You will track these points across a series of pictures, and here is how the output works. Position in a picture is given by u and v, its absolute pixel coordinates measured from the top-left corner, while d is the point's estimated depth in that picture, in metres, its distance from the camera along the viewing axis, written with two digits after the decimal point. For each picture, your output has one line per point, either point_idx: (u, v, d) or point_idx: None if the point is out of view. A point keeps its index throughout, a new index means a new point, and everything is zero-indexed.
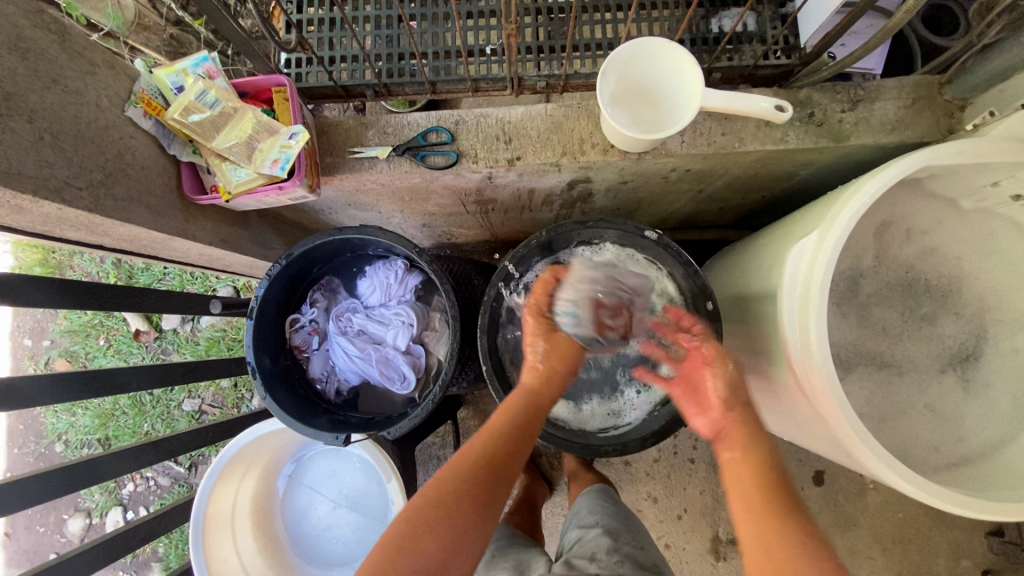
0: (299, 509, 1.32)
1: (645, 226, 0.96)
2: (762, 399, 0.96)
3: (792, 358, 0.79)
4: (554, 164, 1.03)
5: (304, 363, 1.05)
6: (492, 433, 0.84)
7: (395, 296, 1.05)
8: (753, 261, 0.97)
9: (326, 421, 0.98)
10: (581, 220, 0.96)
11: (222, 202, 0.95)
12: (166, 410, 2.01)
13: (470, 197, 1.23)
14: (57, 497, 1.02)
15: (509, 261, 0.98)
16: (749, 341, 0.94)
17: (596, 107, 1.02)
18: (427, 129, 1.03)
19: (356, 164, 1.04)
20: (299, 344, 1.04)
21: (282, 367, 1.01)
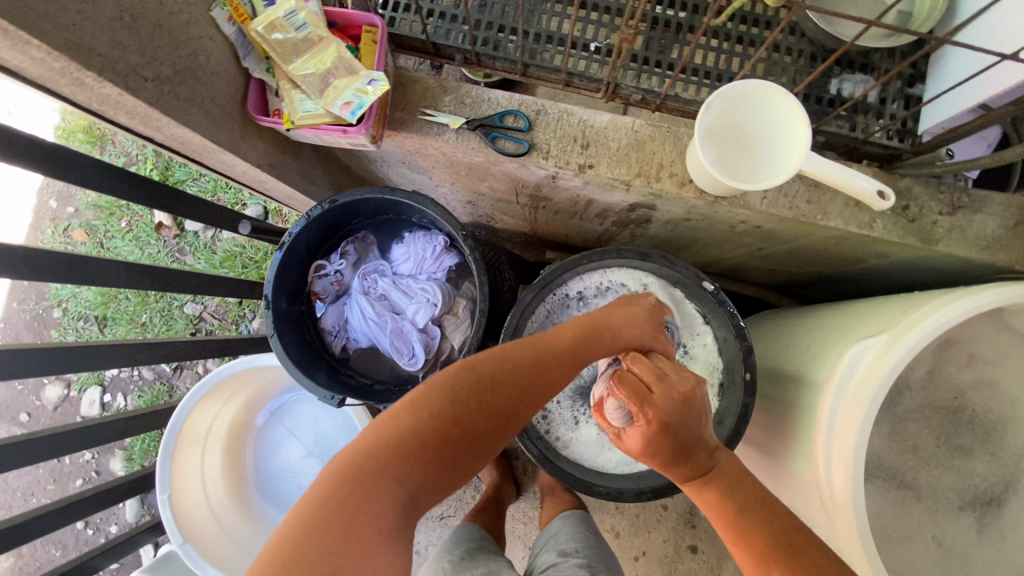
0: (272, 445, 1.31)
1: (706, 277, 0.91)
2: (770, 481, 0.92)
3: (819, 457, 0.74)
4: (624, 182, 0.98)
5: (317, 312, 1.01)
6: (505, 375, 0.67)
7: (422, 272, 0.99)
8: (801, 342, 0.92)
9: (324, 377, 0.95)
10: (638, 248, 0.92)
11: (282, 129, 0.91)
12: (167, 308, 2.01)
13: (526, 189, 1.17)
14: (44, 374, 1.00)
15: (556, 267, 0.95)
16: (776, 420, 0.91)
17: (685, 137, 0.97)
18: (506, 111, 0.98)
19: (425, 126, 0.99)
20: (318, 291, 1.00)
21: (297, 311, 0.98)
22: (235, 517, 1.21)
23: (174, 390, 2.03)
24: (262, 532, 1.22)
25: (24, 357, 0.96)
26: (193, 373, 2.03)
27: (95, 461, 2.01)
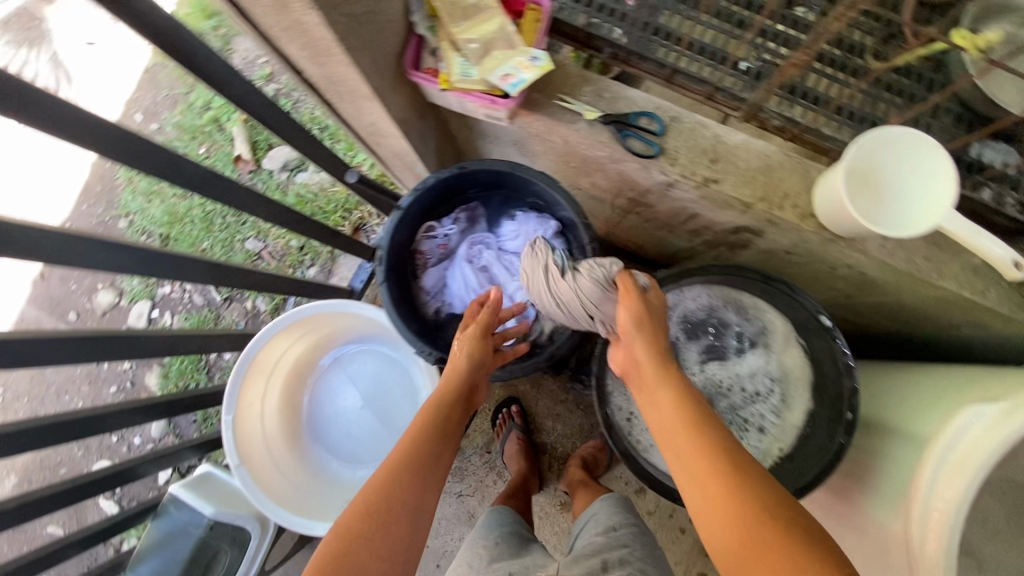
0: (330, 391, 1.33)
1: (824, 311, 0.87)
2: (841, 527, 0.92)
3: (914, 512, 0.74)
4: (744, 204, 0.98)
5: (420, 270, 1.04)
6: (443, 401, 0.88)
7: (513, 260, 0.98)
8: (900, 401, 0.92)
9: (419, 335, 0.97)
10: (760, 269, 0.89)
11: (429, 87, 0.92)
12: (230, 239, 2.05)
13: (631, 193, 1.19)
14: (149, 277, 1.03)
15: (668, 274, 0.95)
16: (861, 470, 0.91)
17: (814, 171, 0.97)
18: (642, 112, 0.99)
19: (560, 112, 1.00)
20: (425, 250, 1.03)
21: (401, 266, 1.00)
22: (286, 452, 1.23)
23: (219, 319, 2.06)
24: (308, 472, 1.24)
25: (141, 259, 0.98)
26: (240, 306, 2.07)
27: (132, 372, 2.06)
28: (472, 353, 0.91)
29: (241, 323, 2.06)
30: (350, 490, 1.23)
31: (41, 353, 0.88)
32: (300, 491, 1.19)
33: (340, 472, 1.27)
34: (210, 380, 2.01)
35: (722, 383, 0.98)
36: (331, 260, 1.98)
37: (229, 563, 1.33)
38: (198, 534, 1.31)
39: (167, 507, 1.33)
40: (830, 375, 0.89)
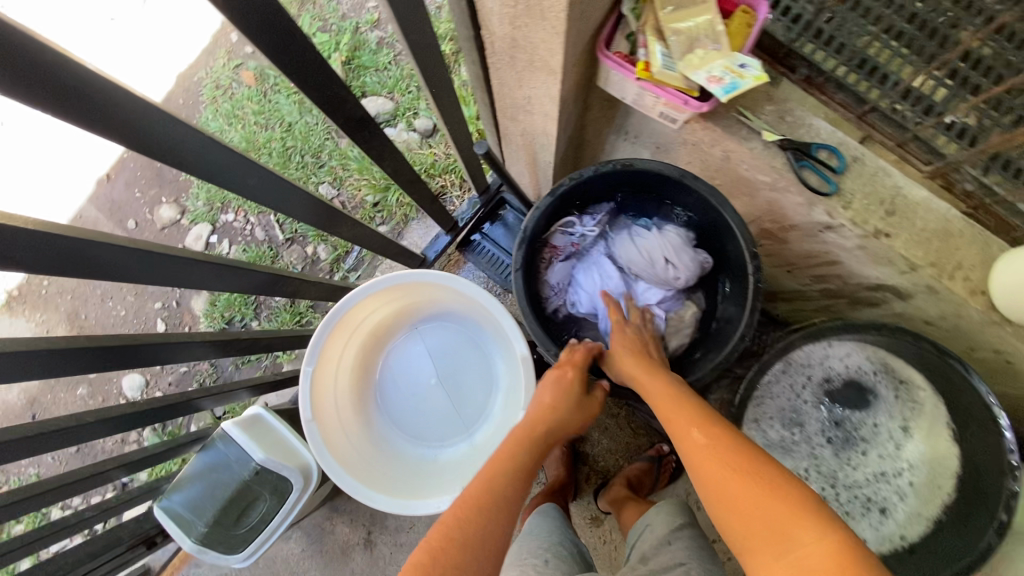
0: (403, 359, 1.29)
1: (993, 393, 0.80)
2: None
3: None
4: (911, 265, 0.91)
5: (550, 263, 1.04)
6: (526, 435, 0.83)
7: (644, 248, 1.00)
8: None
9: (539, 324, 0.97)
10: (946, 346, 0.83)
11: (617, 73, 0.85)
12: (304, 180, 2.00)
13: (769, 225, 1.12)
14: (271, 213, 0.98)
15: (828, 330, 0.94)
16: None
17: (996, 247, 0.90)
18: (824, 144, 0.91)
19: (736, 126, 0.93)
20: (558, 245, 1.03)
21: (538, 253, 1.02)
22: (351, 412, 1.20)
23: (277, 258, 2.01)
24: (370, 437, 1.20)
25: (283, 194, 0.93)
26: (301, 250, 2.01)
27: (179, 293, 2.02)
28: (570, 390, 0.89)
29: (298, 267, 2.00)
30: (411, 466, 1.19)
31: (160, 272, 0.84)
32: (364, 458, 1.14)
33: (402, 446, 1.23)
34: (256, 317, 1.96)
35: (855, 451, 0.99)
36: (403, 223, 1.93)
37: (265, 510, 1.30)
38: (241, 473, 1.28)
39: (214, 441, 1.30)
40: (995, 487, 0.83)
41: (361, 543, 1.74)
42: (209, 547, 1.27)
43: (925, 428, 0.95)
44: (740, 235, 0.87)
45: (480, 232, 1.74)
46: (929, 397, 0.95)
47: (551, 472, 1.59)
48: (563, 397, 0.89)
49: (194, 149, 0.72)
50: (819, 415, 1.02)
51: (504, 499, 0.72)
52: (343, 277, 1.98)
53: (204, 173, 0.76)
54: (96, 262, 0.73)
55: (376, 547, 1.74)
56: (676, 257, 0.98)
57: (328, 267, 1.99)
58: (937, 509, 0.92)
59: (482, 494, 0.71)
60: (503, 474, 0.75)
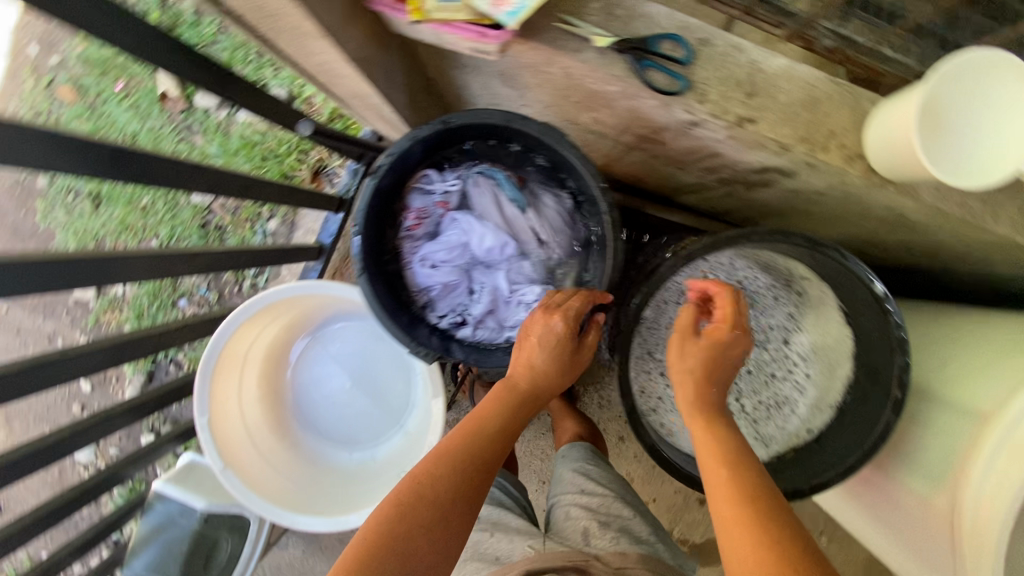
0: (314, 375, 1.22)
1: (876, 277, 0.74)
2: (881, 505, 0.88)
3: (970, 475, 0.72)
4: (784, 146, 0.83)
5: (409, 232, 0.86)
6: (492, 409, 0.79)
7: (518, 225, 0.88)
8: (943, 366, 0.85)
9: (403, 323, 0.82)
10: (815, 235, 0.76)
11: (398, 19, 0.70)
12: (172, 194, 1.81)
13: (641, 130, 1.01)
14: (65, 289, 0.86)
15: (704, 242, 0.78)
16: (900, 438, 0.88)
17: (866, 102, 0.82)
18: (663, 34, 0.80)
19: (562, 37, 0.79)
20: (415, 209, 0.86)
21: (385, 213, 0.84)
22: (273, 443, 1.14)
23: (176, 283, 1.87)
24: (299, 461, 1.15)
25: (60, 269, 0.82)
26: None
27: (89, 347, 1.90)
28: (558, 351, 0.80)
29: (203, 286, 1.86)
30: (349, 475, 1.15)
31: None
32: (298, 483, 1.11)
33: (337, 456, 1.18)
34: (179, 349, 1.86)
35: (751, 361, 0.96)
36: (293, 211, 1.77)
37: (231, 547, 1.29)
38: (190, 526, 1.24)
39: (150, 503, 1.23)
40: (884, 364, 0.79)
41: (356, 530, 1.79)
42: None
43: (817, 316, 0.92)
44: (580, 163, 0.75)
45: None
46: (816, 290, 0.91)
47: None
48: (558, 356, 0.80)
49: None
50: None
51: (455, 502, 0.70)
52: (252, 284, 1.85)
53: None
54: None
55: None
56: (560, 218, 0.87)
57: (233, 278, 1.85)
58: (836, 395, 0.89)
59: (458, 452, 0.74)
60: (448, 467, 0.72)
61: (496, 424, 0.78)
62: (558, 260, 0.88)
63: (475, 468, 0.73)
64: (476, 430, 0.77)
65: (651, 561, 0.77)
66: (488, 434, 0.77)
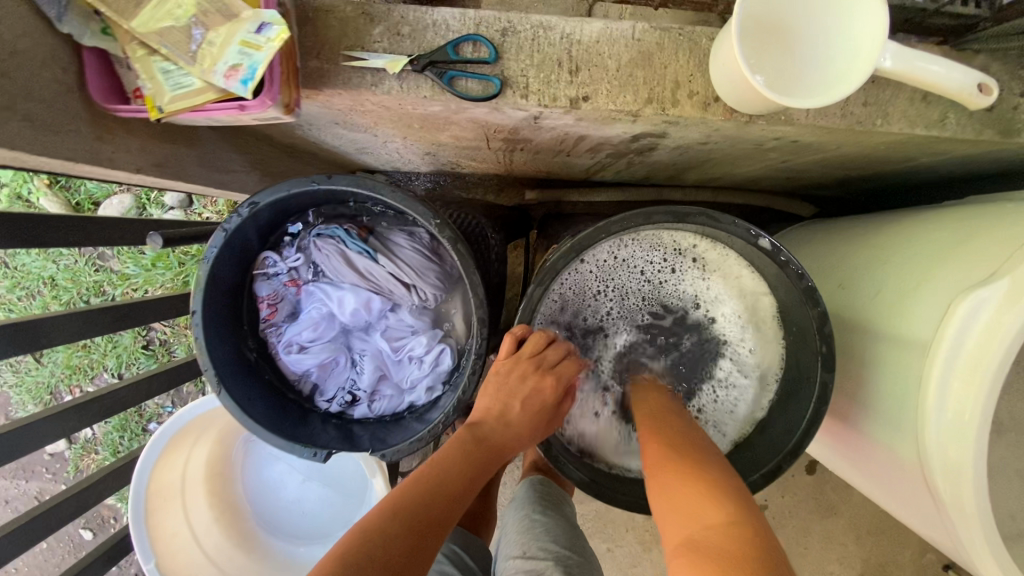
0: (265, 480, 1.13)
1: (761, 231, 0.70)
2: (854, 457, 0.79)
3: (925, 412, 0.63)
4: (631, 113, 0.75)
5: (269, 320, 0.79)
6: (444, 461, 0.70)
7: (377, 275, 0.78)
8: (876, 291, 0.76)
9: (285, 426, 0.74)
10: (682, 207, 0.69)
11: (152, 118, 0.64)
12: None
13: (499, 134, 0.93)
14: None
15: (566, 250, 0.72)
16: (852, 382, 0.78)
17: (702, 39, 0.74)
18: (461, 38, 0.72)
19: (354, 75, 0.72)
20: (267, 297, 0.78)
21: (236, 314, 0.77)
22: (238, 561, 1.07)
23: (141, 408, 1.83)
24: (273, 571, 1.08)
25: None
26: None
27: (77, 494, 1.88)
28: (536, 406, 0.75)
29: (169, 404, 1.84)
30: None
31: None
32: None
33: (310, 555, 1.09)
34: None
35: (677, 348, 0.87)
36: None
37: None
38: None
39: None
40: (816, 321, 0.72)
41: None
42: None
43: (726, 278, 0.86)
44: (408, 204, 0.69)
45: None
46: (718, 252, 0.86)
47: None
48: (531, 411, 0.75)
49: None
50: (633, 321, 0.87)
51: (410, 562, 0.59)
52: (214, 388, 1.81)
53: None
54: None
55: None
56: (419, 254, 0.78)
57: (193, 387, 1.81)
58: (778, 353, 0.84)
59: (416, 503, 0.64)
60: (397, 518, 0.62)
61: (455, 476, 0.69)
62: (436, 298, 0.80)
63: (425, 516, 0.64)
64: (431, 477, 0.68)
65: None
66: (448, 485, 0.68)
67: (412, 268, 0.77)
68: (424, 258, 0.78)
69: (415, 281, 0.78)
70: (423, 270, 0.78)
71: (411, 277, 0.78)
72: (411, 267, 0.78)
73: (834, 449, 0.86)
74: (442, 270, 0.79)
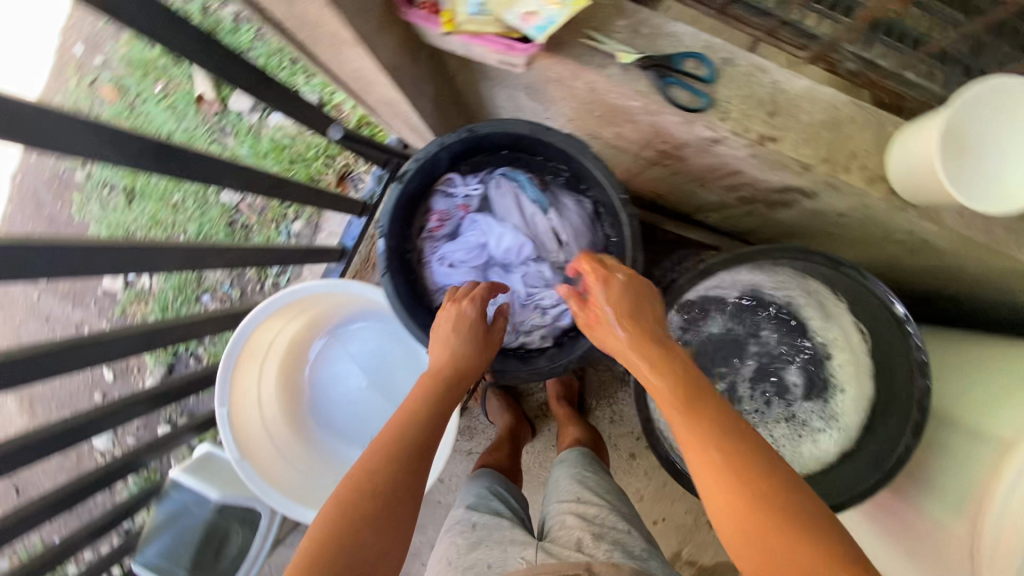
0: (334, 373, 1.25)
1: (897, 298, 0.83)
2: (904, 534, 0.86)
3: (992, 498, 0.70)
4: (805, 166, 0.84)
5: (432, 231, 0.91)
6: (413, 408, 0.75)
7: (539, 225, 0.90)
8: (967, 391, 0.84)
9: (420, 320, 0.87)
10: (838, 256, 0.84)
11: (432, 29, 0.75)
12: (203, 192, 1.86)
13: (663, 146, 1.03)
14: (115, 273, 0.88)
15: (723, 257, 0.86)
16: (920, 463, 0.86)
17: (889, 126, 0.83)
18: (688, 53, 0.81)
19: (588, 53, 0.81)
20: (439, 211, 0.90)
21: (410, 215, 0.89)
22: (289, 436, 1.17)
23: (201, 279, 1.92)
24: (316, 456, 1.19)
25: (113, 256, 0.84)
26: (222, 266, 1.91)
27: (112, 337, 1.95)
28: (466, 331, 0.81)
29: (226, 283, 1.90)
30: None
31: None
32: (312, 477, 1.15)
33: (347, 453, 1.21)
34: (201, 344, 1.90)
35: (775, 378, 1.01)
36: (317, 214, 1.82)
37: (241, 541, 1.32)
38: (203, 515, 1.27)
39: (168, 491, 1.28)
40: (905, 384, 0.85)
41: None
42: None
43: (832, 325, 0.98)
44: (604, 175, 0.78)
45: None
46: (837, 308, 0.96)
47: (499, 421, 1.48)
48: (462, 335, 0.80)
49: None
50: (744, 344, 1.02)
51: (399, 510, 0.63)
52: (274, 283, 1.90)
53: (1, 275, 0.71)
54: None
55: None
56: (579, 220, 0.88)
57: (255, 277, 1.89)
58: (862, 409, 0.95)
59: (383, 451, 0.68)
60: (372, 474, 0.65)
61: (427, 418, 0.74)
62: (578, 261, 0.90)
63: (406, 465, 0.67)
64: (399, 429, 0.71)
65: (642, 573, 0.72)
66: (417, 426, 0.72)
67: (568, 228, 0.88)
68: (582, 224, 0.89)
69: (567, 241, 0.89)
70: (577, 234, 0.89)
71: (565, 236, 0.89)
72: (568, 228, 0.88)
73: (882, 525, 0.93)
74: (593, 240, 0.89)
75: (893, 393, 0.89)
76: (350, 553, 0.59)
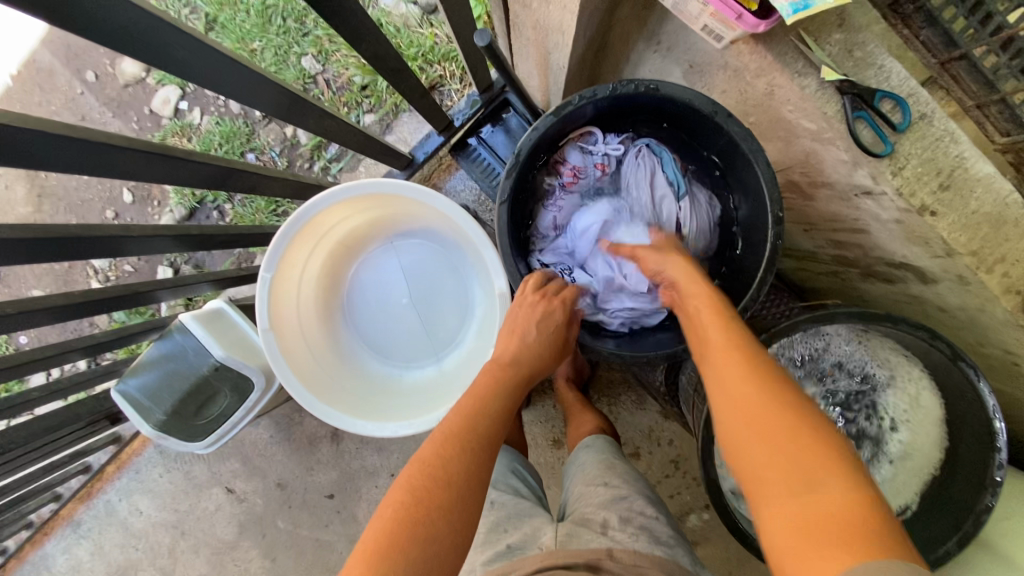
0: (380, 277, 1.21)
1: (1002, 415, 0.79)
2: None
3: None
4: (950, 251, 0.80)
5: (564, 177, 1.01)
6: (485, 393, 0.80)
7: (664, 208, 0.96)
8: None
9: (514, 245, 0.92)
10: (963, 351, 0.78)
11: None
12: (285, 49, 1.75)
13: (797, 179, 0.98)
14: (225, 95, 0.81)
15: (854, 312, 0.80)
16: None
17: None
18: (890, 93, 0.76)
19: (792, 56, 0.78)
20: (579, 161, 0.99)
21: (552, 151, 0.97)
22: (316, 323, 1.13)
23: (253, 136, 1.82)
24: (335, 354, 1.15)
25: (231, 73, 0.77)
26: (278, 130, 1.82)
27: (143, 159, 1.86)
28: (543, 327, 0.88)
29: (276, 149, 1.82)
30: (375, 383, 1.15)
31: (73, 158, 0.71)
32: (328, 371, 1.11)
33: (367, 362, 1.19)
34: (229, 201, 1.83)
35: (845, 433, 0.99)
36: (393, 114, 1.73)
37: (225, 406, 1.28)
38: (198, 368, 1.23)
39: (171, 331, 1.23)
40: (967, 481, 0.85)
41: (329, 437, 1.79)
42: (168, 433, 1.25)
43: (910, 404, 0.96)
44: (765, 176, 0.78)
45: (476, 136, 1.54)
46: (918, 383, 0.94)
47: None
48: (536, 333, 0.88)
49: (110, 22, 0.59)
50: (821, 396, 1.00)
51: (476, 479, 0.68)
52: (324, 168, 1.81)
53: (127, 50, 0.64)
54: (16, 149, 0.65)
55: (342, 442, 1.78)
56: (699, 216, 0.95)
57: (308, 154, 1.81)
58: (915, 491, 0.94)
59: (460, 426, 0.73)
60: (451, 445, 0.70)
61: (499, 403, 0.79)
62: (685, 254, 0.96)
63: (475, 435, 0.73)
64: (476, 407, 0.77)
65: (667, 565, 0.74)
66: (493, 409, 0.78)
67: (686, 221, 0.95)
68: (702, 222, 0.95)
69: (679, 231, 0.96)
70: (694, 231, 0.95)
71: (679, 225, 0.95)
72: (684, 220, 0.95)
73: None
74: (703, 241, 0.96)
75: (949, 488, 0.88)
76: (427, 531, 0.61)
